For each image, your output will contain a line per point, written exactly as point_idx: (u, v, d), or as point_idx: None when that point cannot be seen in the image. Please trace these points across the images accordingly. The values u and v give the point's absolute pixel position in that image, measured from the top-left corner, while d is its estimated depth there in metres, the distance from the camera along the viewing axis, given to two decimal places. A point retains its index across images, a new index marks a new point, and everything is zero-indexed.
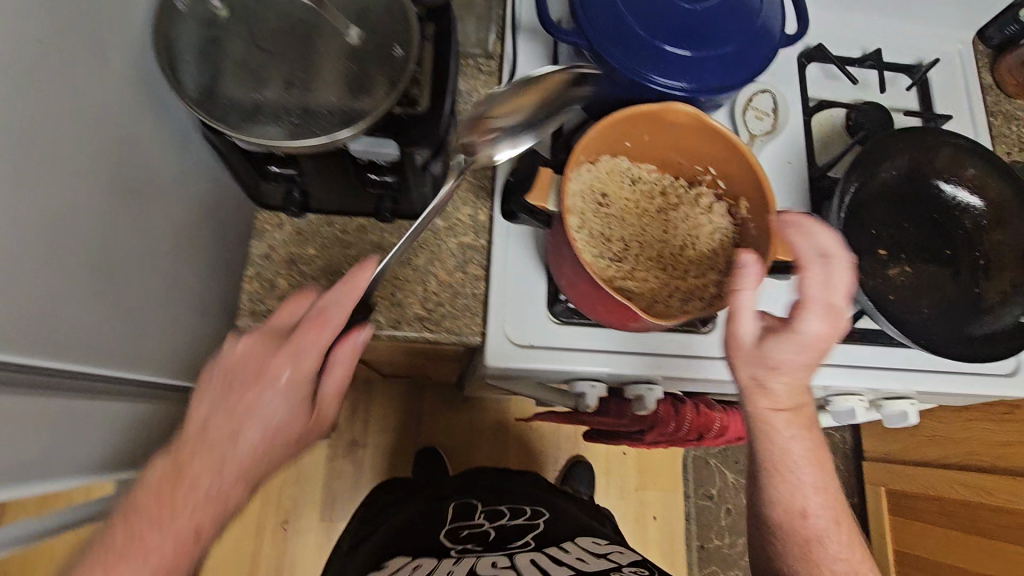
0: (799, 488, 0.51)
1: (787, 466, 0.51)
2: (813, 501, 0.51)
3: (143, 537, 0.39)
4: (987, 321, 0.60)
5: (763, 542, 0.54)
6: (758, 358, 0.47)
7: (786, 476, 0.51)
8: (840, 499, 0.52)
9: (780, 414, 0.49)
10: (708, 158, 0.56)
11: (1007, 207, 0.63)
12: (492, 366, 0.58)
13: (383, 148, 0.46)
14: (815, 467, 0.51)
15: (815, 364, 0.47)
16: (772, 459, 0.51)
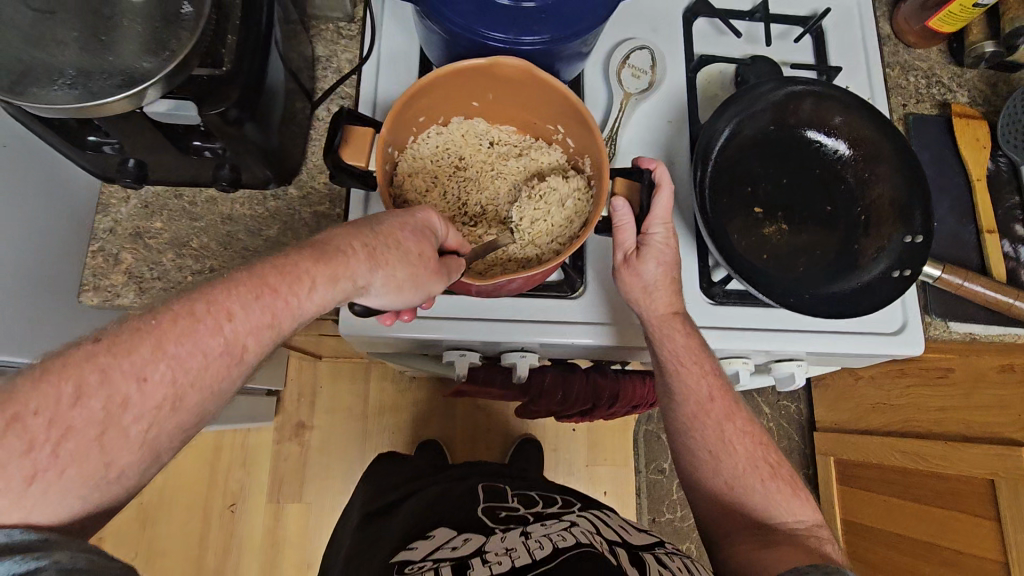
0: (687, 382, 0.57)
1: (676, 366, 0.57)
2: (701, 392, 0.58)
3: (114, 381, 0.34)
4: (860, 277, 0.58)
5: (681, 439, 0.60)
6: (636, 274, 0.55)
7: (685, 368, 0.57)
8: (724, 390, 0.59)
9: (668, 321, 0.56)
10: (554, 115, 0.54)
11: (885, 157, 0.61)
12: (347, 335, 0.58)
13: (184, 111, 0.46)
14: (698, 363, 0.57)
15: (672, 282, 0.56)
16: (668, 358, 0.57)
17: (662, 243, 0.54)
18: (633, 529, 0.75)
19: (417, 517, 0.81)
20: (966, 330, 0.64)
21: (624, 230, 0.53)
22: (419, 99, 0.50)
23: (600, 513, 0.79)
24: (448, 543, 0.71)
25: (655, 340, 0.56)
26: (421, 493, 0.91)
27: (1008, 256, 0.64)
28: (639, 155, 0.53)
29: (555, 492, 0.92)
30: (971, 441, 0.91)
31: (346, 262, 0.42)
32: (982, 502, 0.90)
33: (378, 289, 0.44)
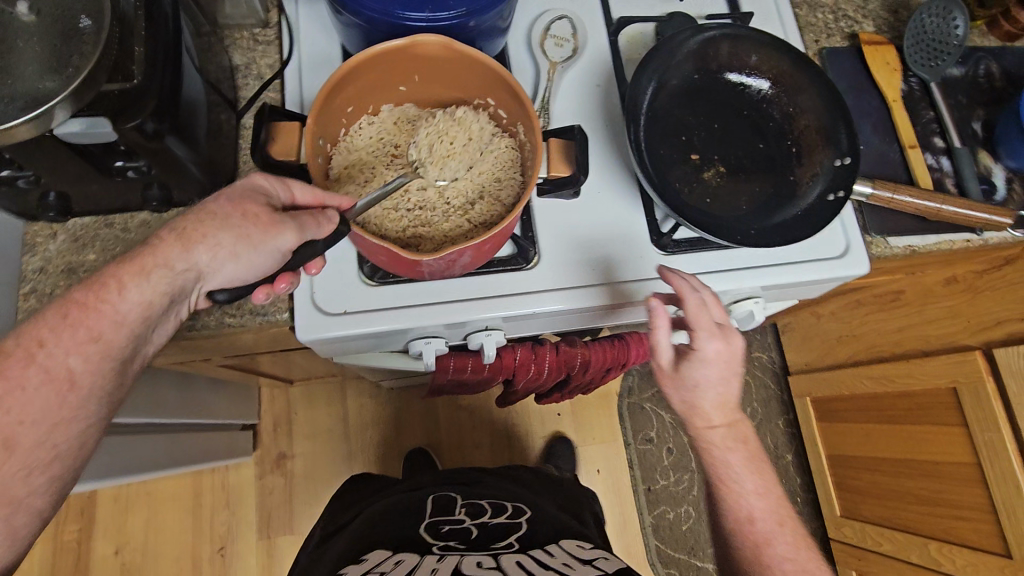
0: (735, 493, 0.60)
1: (734, 479, 0.59)
2: (755, 504, 0.59)
3: None
4: (799, 205, 0.60)
5: (734, 554, 0.60)
6: (687, 396, 0.59)
7: (736, 481, 0.59)
8: (783, 510, 0.59)
9: (721, 436, 0.60)
10: (483, 89, 0.55)
11: (805, 89, 0.63)
12: (307, 340, 0.57)
13: (98, 129, 0.43)
14: (754, 476, 0.60)
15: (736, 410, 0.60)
16: (717, 472, 0.60)
17: (720, 357, 0.57)
18: (580, 561, 0.70)
19: (359, 534, 0.80)
20: (905, 243, 0.67)
21: (658, 330, 0.57)
22: (343, 88, 0.50)
23: (543, 547, 0.75)
24: (377, 568, 0.68)
25: (709, 454, 0.61)
26: (366, 512, 0.89)
27: (932, 167, 0.68)
28: (658, 265, 0.58)
29: (505, 500, 0.93)
30: (931, 355, 0.97)
31: (154, 252, 0.45)
32: (948, 411, 0.95)
33: (208, 264, 0.46)
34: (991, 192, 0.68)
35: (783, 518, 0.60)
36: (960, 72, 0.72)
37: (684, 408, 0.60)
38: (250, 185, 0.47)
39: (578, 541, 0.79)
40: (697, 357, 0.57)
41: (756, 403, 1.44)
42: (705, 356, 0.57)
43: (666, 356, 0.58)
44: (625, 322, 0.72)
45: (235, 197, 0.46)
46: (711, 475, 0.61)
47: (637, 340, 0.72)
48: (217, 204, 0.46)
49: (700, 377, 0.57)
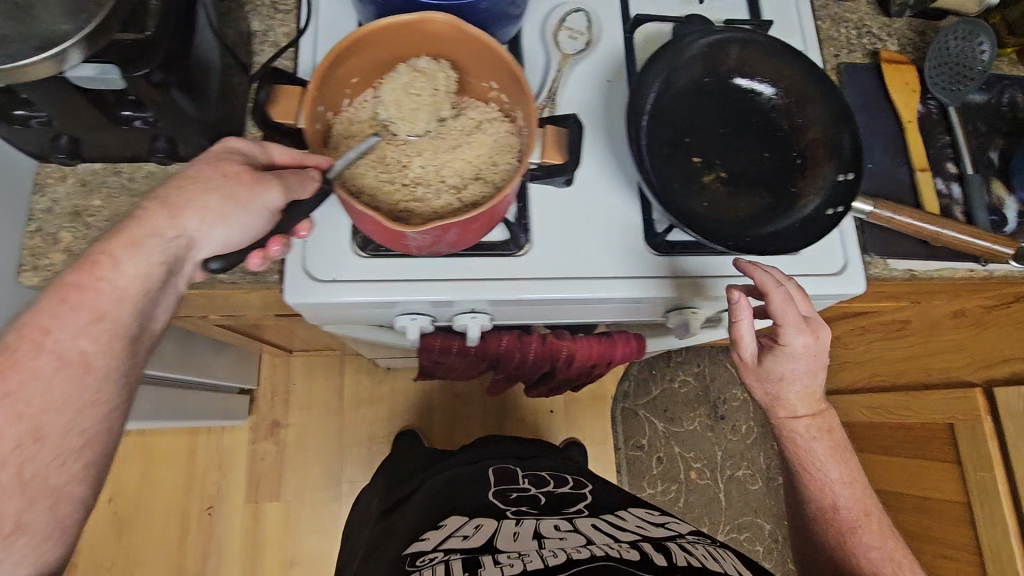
0: (813, 478, 0.71)
1: (818, 464, 0.70)
2: (835, 483, 0.70)
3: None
4: (798, 219, 0.60)
5: (817, 523, 0.72)
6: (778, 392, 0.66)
7: (821, 465, 0.70)
8: (854, 489, 0.71)
9: (808, 428, 0.69)
10: (486, 72, 0.55)
11: (815, 101, 0.62)
12: (294, 303, 0.58)
13: (110, 75, 0.46)
14: (840, 462, 0.70)
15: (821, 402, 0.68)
16: (802, 458, 0.71)
17: (807, 352, 0.61)
18: (650, 525, 0.78)
19: (427, 505, 0.87)
20: (904, 267, 0.66)
21: (739, 321, 0.60)
22: (348, 59, 0.51)
23: (617, 514, 0.83)
24: (458, 533, 0.75)
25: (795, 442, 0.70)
26: (428, 483, 0.97)
27: (941, 192, 0.66)
28: (740, 258, 0.58)
29: (563, 472, 1.02)
30: (932, 388, 0.95)
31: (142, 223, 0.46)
32: (943, 446, 0.93)
33: (196, 229, 0.47)
34: (1002, 224, 0.66)
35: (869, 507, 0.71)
36: (981, 98, 0.70)
37: (769, 397, 0.67)
38: (226, 147, 0.49)
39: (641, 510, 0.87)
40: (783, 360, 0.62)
41: (753, 422, 1.42)
42: (799, 354, 0.61)
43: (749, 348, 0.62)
44: (615, 320, 0.72)
45: (215, 160, 0.48)
46: (795, 457, 0.72)
47: (624, 339, 0.72)
48: (198, 169, 0.47)
49: (786, 370, 0.62)
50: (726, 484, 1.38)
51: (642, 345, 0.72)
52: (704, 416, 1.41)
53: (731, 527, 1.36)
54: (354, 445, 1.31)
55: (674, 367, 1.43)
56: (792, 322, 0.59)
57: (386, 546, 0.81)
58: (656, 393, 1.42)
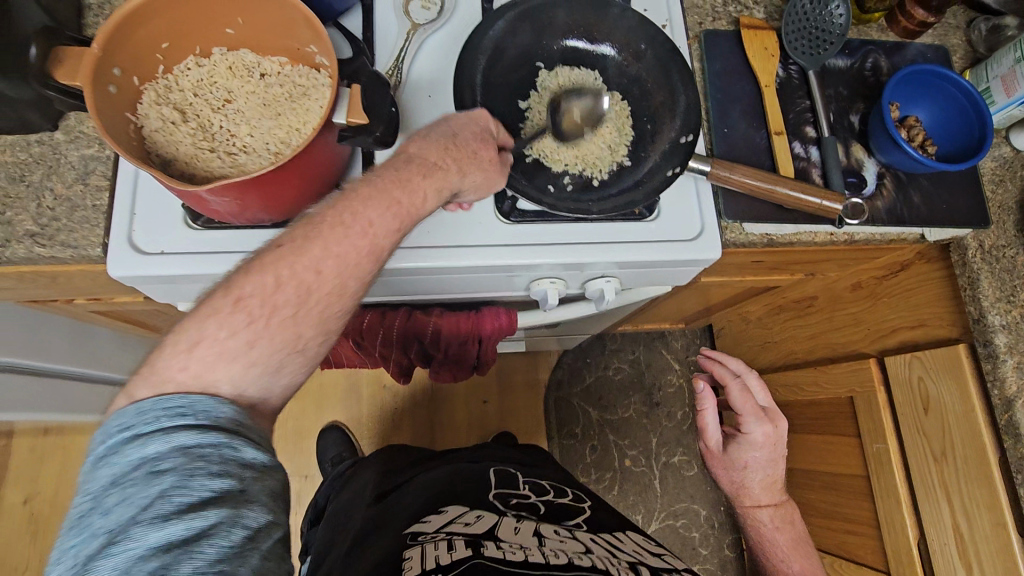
0: (771, 563, 0.84)
1: (778, 552, 0.84)
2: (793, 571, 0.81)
3: None
4: (639, 183, 0.59)
5: None
6: (746, 486, 0.88)
7: (784, 558, 0.83)
8: None
9: (771, 519, 0.87)
10: (307, 38, 0.54)
11: (661, 66, 0.61)
12: (120, 276, 0.55)
13: None
14: (795, 553, 0.83)
15: (789, 509, 0.88)
16: (757, 532, 0.88)
17: (753, 439, 0.85)
18: (648, 553, 0.74)
19: (429, 497, 0.85)
20: (761, 231, 0.65)
21: (708, 403, 0.86)
22: (150, 22, 0.50)
23: (614, 534, 0.79)
24: (460, 519, 0.75)
25: (759, 534, 0.87)
26: (425, 474, 0.96)
27: (798, 156, 0.66)
28: (707, 350, 0.89)
29: (568, 488, 0.96)
30: (835, 362, 0.94)
31: (385, 195, 0.49)
32: (846, 421, 0.92)
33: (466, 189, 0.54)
34: (859, 186, 0.66)
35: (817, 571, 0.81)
36: (843, 63, 0.70)
37: (736, 485, 0.89)
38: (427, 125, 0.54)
39: (640, 536, 0.83)
40: (741, 447, 0.86)
41: (688, 407, 1.41)
42: (748, 438, 0.85)
43: (711, 431, 0.89)
44: (482, 295, 0.71)
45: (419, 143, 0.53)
46: (757, 537, 0.88)
47: (494, 313, 0.71)
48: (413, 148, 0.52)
49: (748, 454, 0.86)
50: (661, 470, 1.37)
51: (513, 320, 0.71)
52: (639, 403, 1.41)
53: (666, 514, 1.35)
54: (280, 440, 1.29)
55: (608, 355, 1.42)
56: (750, 412, 0.84)
57: (381, 529, 0.80)
58: (590, 381, 1.41)
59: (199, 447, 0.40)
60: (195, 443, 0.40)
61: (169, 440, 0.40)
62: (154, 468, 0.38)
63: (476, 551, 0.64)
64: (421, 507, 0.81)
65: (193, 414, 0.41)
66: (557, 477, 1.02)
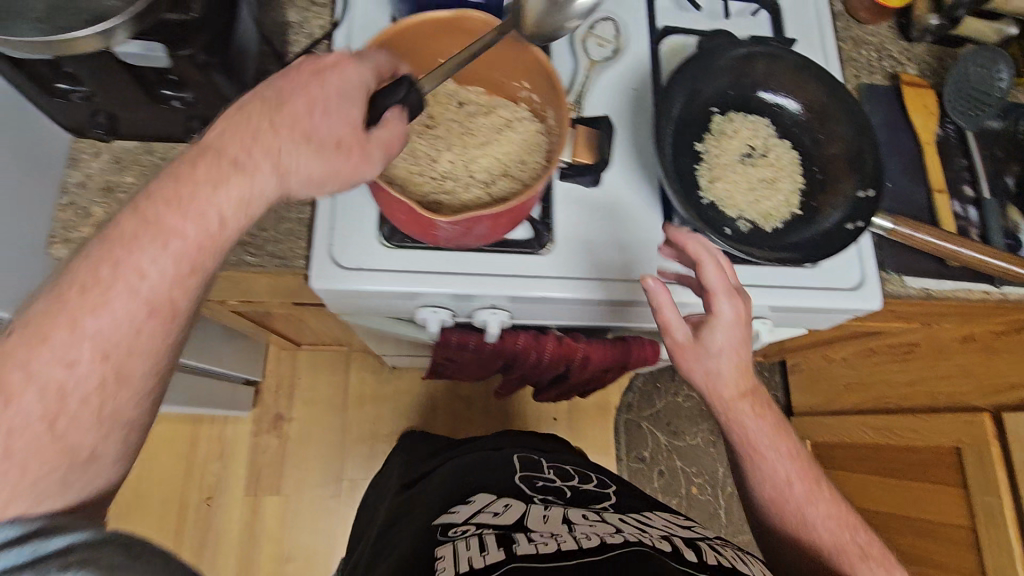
0: (775, 490, 0.65)
1: (768, 457, 0.65)
2: (809, 498, 0.65)
3: None
4: (813, 229, 0.61)
5: (776, 513, 0.66)
6: (760, 400, 0.64)
7: (770, 461, 0.65)
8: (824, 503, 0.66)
9: (779, 455, 0.65)
10: (520, 73, 0.56)
11: (837, 119, 0.63)
12: (319, 288, 0.58)
13: (152, 53, 0.47)
14: (790, 457, 0.65)
15: (779, 416, 0.66)
16: (749, 446, 0.65)
17: (736, 323, 0.57)
18: (676, 525, 0.75)
19: (454, 482, 0.85)
20: (920, 285, 0.66)
21: (667, 298, 0.57)
22: (386, 52, 0.52)
23: (641, 512, 0.79)
24: (489, 508, 0.75)
25: (730, 426, 0.64)
26: (454, 460, 0.93)
27: (958, 216, 0.67)
28: (670, 226, 0.57)
29: (588, 470, 0.95)
30: (936, 412, 0.95)
31: (161, 222, 0.41)
32: (948, 469, 0.93)
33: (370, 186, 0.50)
34: (1016, 247, 0.67)
35: (812, 477, 0.66)
36: (999, 125, 0.71)
37: (709, 377, 0.60)
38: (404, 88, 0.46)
39: (667, 513, 0.82)
40: (716, 326, 0.57)
41: None
42: (721, 326, 0.57)
43: (680, 328, 0.58)
44: (630, 326, 0.73)
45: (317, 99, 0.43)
46: (744, 447, 0.65)
47: (638, 345, 0.74)
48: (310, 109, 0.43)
49: (724, 341, 0.57)
50: (726, 501, 1.37)
51: (657, 352, 0.76)
52: (707, 432, 1.41)
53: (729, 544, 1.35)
54: (354, 443, 1.30)
55: (678, 381, 1.43)
56: (727, 292, 0.56)
57: (410, 518, 0.79)
58: (660, 406, 1.41)
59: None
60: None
61: None
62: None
63: (508, 549, 0.62)
64: (446, 499, 0.80)
65: None
66: (575, 460, 0.99)
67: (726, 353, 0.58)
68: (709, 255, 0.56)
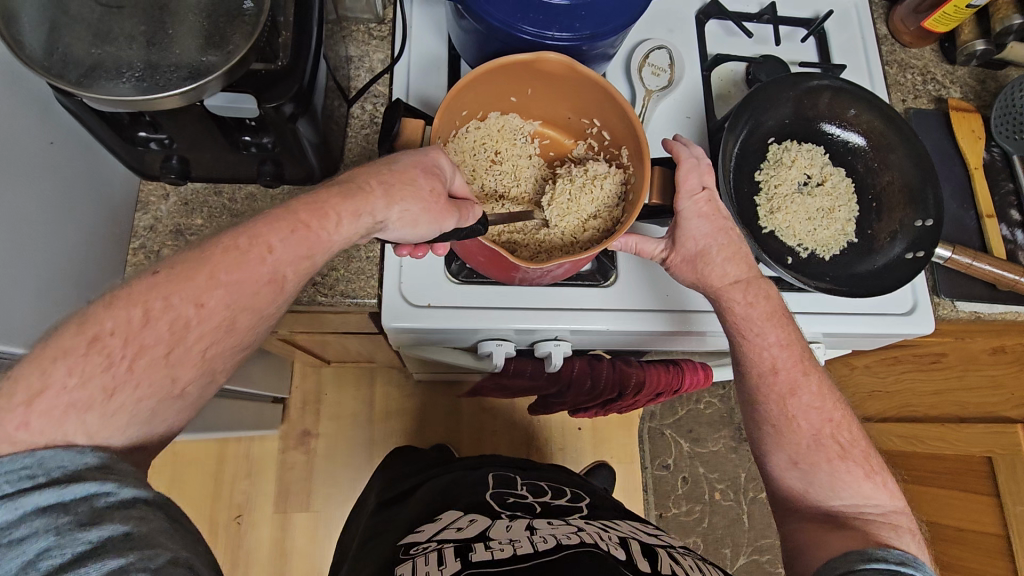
0: (762, 377, 0.59)
1: (758, 338, 0.58)
2: (801, 397, 0.58)
3: None
4: (874, 260, 0.63)
5: (755, 415, 0.61)
6: (749, 284, 0.58)
7: (757, 338, 0.58)
8: (817, 401, 0.59)
9: (770, 334, 0.58)
10: (592, 110, 0.56)
11: (896, 148, 0.64)
12: (392, 326, 0.59)
13: (241, 104, 0.46)
14: (786, 347, 0.58)
15: (780, 309, 0.59)
16: (737, 327, 0.59)
17: (697, 212, 0.55)
18: (644, 533, 0.72)
19: (430, 501, 0.81)
20: (971, 309, 0.68)
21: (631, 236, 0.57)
22: (464, 95, 0.52)
23: (608, 520, 0.75)
24: (453, 525, 0.70)
25: (718, 307, 0.59)
26: (432, 480, 0.90)
27: (1007, 239, 0.69)
28: (664, 140, 0.57)
29: (563, 484, 0.92)
30: (967, 423, 0.95)
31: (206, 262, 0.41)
32: (980, 479, 0.96)
33: (395, 224, 0.47)
34: None
35: (806, 364, 0.59)
36: None
37: (693, 276, 0.58)
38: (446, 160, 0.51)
39: (636, 522, 0.79)
40: (683, 222, 0.55)
41: None
42: (691, 217, 0.55)
43: (660, 245, 0.57)
44: (683, 350, 0.74)
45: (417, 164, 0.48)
46: (732, 331, 0.59)
47: (691, 368, 0.75)
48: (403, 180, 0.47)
49: (694, 233, 0.56)
50: (750, 506, 1.39)
51: (709, 375, 0.77)
52: (728, 438, 1.43)
53: (753, 548, 1.37)
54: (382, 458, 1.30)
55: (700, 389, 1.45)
56: (688, 191, 0.55)
57: (377, 541, 0.76)
58: (682, 414, 1.43)
59: (65, 503, 0.33)
60: (56, 502, 0.33)
61: (18, 505, 0.33)
62: (7, 539, 0.32)
63: (464, 559, 0.59)
64: (415, 518, 0.77)
65: (42, 474, 0.34)
66: (553, 476, 0.96)
67: (707, 244, 0.56)
68: (688, 152, 0.56)
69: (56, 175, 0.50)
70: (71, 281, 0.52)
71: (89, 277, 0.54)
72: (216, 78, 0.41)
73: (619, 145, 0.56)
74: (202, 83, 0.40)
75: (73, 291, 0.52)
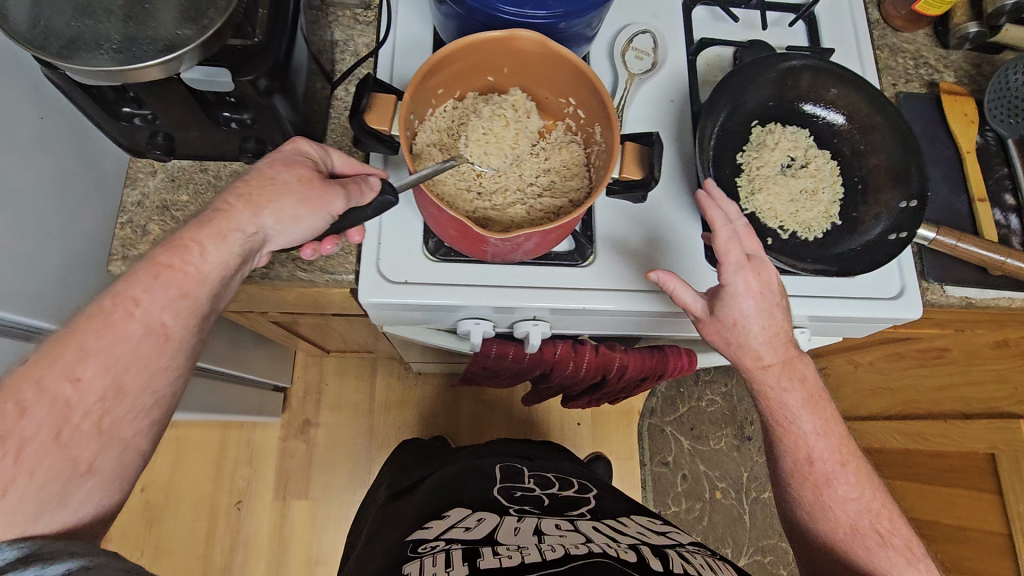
0: (799, 468, 0.60)
1: (797, 427, 0.59)
2: (840, 485, 0.59)
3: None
4: (856, 239, 0.62)
5: (792, 497, 0.62)
6: (793, 371, 0.57)
7: (796, 429, 0.59)
8: (855, 487, 0.59)
9: (811, 426, 0.59)
10: (567, 90, 0.57)
11: (880, 129, 0.63)
12: (370, 301, 0.60)
13: (218, 77, 0.47)
14: (827, 436, 0.59)
15: (820, 394, 0.59)
16: (776, 416, 0.59)
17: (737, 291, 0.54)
18: (651, 533, 0.71)
19: (428, 493, 0.81)
20: (962, 294, 0.67)
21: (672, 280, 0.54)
22: (437, 72, 0.53)
23: (616, 519, 0.75)
24: (460, 523, 0.70)
25: (760, 397, 0.60)
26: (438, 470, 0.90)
27: (999, 224, 0.67)
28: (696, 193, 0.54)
29: (569, 474, 0.92)
30: (970, 418, 0.91)
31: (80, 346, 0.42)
32: (982, 475, 0.92)
33: (273, 227, 0.50)
34: None
35: (846, 454, 0.60)
36: None
37: (732, 352, 0.57)
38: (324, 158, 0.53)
39: (646, 517, 0.79)
40: (727, 299, 0.54)
41: None
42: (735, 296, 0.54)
43: (698, 304, 0.55)
44: (667, 334, 0.74)
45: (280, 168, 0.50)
46: (772, 423, 0.60)
47: (676, 353, 0.75)
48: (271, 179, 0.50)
49: (739, 314, 0.54)
50: (751, 506, 1.37)
51: (694, 360, 0.77)
52: (730, 436, 1.41)
53: (755, 549, 1.35)
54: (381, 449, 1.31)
55: (702, 387, 1.43)
56: (730, 262, 0.54)
57: (386, 531, 0.76)
58: (683, 411, 1.42)
59: None
60: None
61: None
62: None
63: (473, 564, 0.58)
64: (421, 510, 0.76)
65: None
66: (559, 466, 0.96)
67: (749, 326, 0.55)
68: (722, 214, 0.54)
69: (47, 152, 0.52)
70: (58, 255, 0.53)
71: (76, 252, 0.55)
72: (191, 51, 0.43)
73: (591, 123, 0.56)
74: (177, 54, 0.42)
75: (59, 262, 0.53)
